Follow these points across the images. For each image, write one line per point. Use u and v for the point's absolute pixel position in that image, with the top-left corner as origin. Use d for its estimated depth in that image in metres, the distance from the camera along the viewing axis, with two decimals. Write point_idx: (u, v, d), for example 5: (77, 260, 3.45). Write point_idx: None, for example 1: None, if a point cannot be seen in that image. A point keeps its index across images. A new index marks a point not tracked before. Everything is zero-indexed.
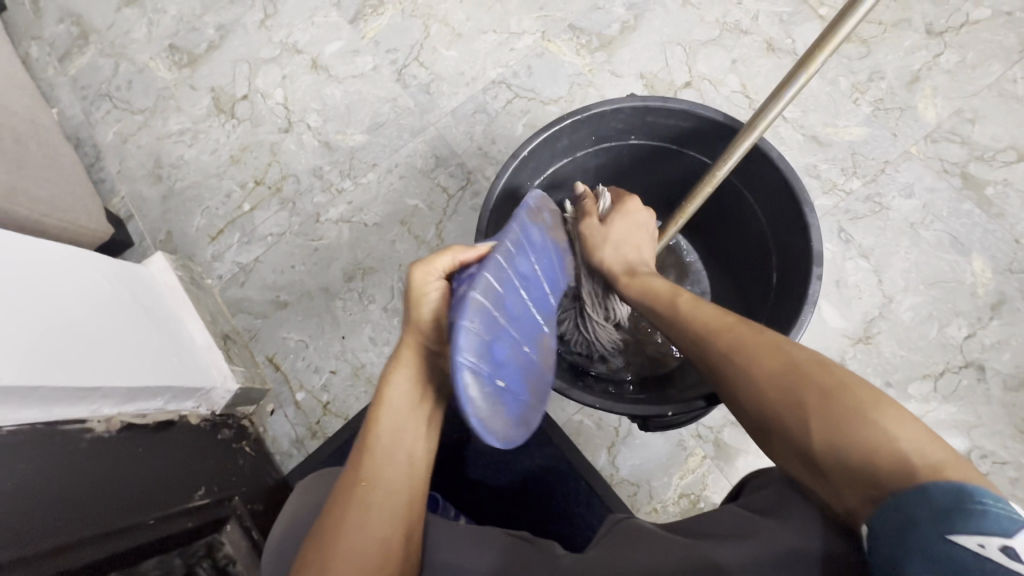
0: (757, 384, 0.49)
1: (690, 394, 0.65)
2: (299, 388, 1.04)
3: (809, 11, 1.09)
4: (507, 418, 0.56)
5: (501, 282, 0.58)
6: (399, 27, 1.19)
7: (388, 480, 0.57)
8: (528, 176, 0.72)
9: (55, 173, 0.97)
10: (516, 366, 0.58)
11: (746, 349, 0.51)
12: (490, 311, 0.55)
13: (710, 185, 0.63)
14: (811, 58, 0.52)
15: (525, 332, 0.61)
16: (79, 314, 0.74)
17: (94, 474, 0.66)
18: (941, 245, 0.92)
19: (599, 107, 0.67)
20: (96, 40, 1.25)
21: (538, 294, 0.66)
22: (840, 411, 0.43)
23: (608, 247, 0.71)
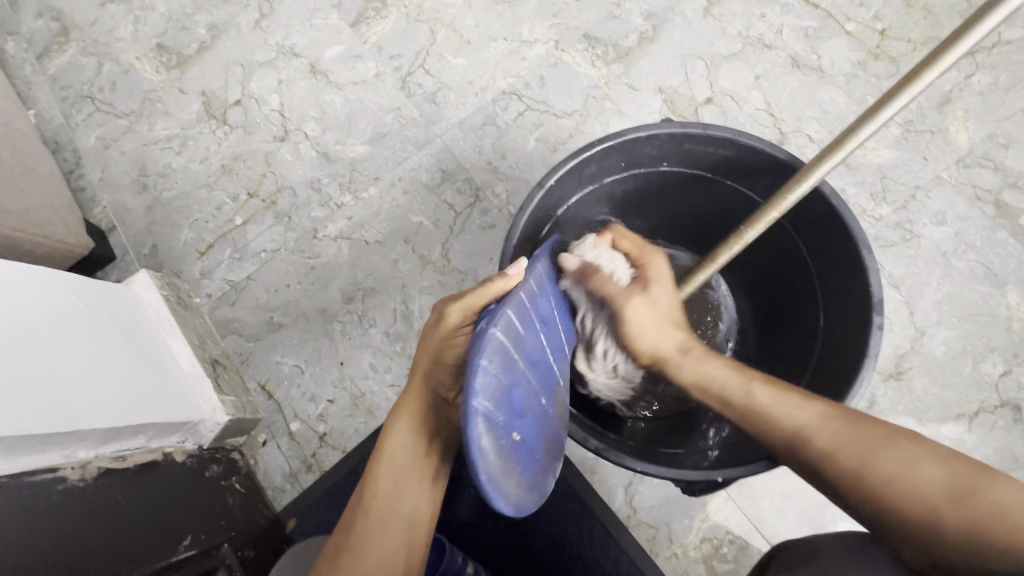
0: (885, 493, 0.47)
1: (735, 459, 0.60)
2: (294, 417, 0.97)
3: (836, 25, 1.05)
4: (517, 479, 0.51)
5: (524, 320, 0.53)
6: (404, 31, 1.12)
7: (378, 544, 0.56)
8: (552, 204, 0.67)
9: (29, 182, 0.89)
10: (529, 415, 0.53)
11: (861, 450, 0.49)
12: (509, 354, 0.50)
13: (778, 211, 0.55)
14: (918, 78, 0.45)
15: (541, 381, 0.57)
16: (53, 346, 0.67)
17: (65, 529, 0.59)
18: (975, 275, 0.88)
19: (633, 132, 0.63)
20: (78, 37, 1.17)
21: (556, 335, 0.61)
22: (973, 516, 0.44)
23: (651, 329, 0.60)
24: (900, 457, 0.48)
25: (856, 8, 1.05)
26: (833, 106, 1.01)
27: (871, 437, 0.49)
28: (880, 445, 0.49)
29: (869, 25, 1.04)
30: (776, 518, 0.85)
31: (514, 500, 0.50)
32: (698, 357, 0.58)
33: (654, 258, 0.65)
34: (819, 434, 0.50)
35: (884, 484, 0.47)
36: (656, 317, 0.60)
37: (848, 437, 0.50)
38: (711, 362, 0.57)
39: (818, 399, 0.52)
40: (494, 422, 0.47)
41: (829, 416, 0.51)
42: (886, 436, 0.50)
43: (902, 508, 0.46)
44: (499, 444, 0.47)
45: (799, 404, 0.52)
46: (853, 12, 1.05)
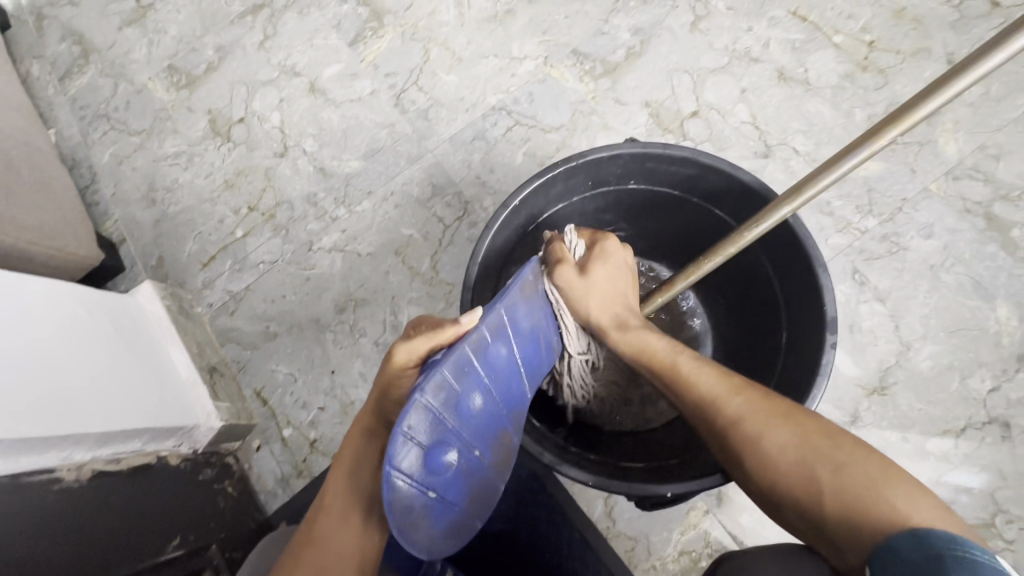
0: (775, 459, 0.50)
1: (685, 472, 0.63)
2: (287, 424, 1.01)
3: (823, 39, 1.06)
4: (429, 530, 0.53)
5: (463, 378, 0.53)
6: (400, 49, 1.16)
7: (336, 543, 0.58)
8: (521, 223, 0.72)
9: (45, 198, 0.94)
10: (456, 471, 0.55)
11: (760, 419, 0.53)
12: (435, 413, 0.50)
13: (735, 245, 0.58)
14: (880, 135, 0.47)
15: (478, 432, 0.57)
16: (57, 352, 0.72)
17: (60, 527, 0.62)
18: (963, 289, 0.90)
19: (595, 153, 0.67)
20: (96, 60, 1.24)
21: (510, 380, 0.61)
22: (850, 483, 0.46)
23: (591, 298, 0.65)
24: (791, 430, 0.51)
25: (844, 21, 1.07)
26: (819, 118, 1.03)
27: (774, 410, 0.53)
28: (777, 415, 0.53)
29: (857, 37, 1.06)
30: (756, 531, 0.86)
31: (424, 548, 0.53)
32: (634, 330, 0.64)
33: (605, 240, 0.70)
34: (728, 403, 0.55)
35: (774, 452, 0.51)
36: (600, 284, 0.66)
37: (749, 407, 0.54)
38: (650, 334, 0.63)
39: (736, 377, 0.57)
40: (412, 480, 0.49)
41: (739, 390, 0.56)
42: (788, 411, 0.53)
43: (787, 471, 0.50)
44: (415, 500, 0.50)
45: (714, 378, 0.57)
46: (841, 24, 1.07)
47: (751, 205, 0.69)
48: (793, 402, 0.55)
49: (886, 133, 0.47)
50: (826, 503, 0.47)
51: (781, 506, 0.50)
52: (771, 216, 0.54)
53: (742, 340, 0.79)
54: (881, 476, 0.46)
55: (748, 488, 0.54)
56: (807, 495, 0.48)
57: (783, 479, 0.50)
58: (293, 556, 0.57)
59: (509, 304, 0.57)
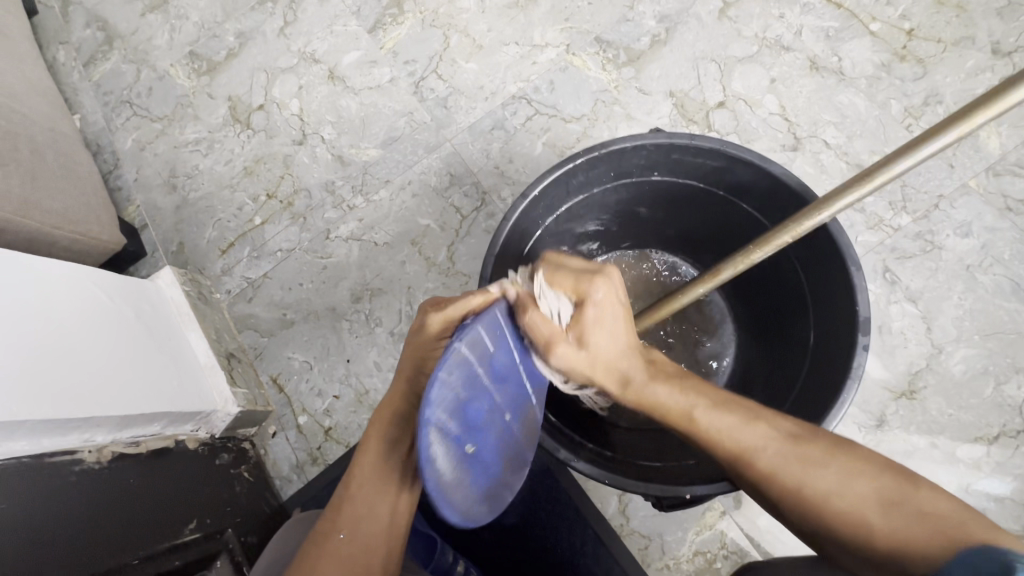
0: (818, 507, 0.49)
1: (706, 473, 0.62)
2: (302, 411, 1.01)
3: (859, 26, 1.02)
4: (465, 491, 0.52)
5: (495, 338, 0.54)
6: (420, 36, 1.14)
7: (364, 532, 0.59)
8: (540, 214, 0.70)
9: (69, 183, 0.95)
10: (488, 429, 0.55)
11: (795, 463, 0.51)
12: (470, 369, 0.51)
13: (767, 248, 0.56)
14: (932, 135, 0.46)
15: (508, 399, 0.58)
16: (80, 336, 0.72)
17: (80, 508, 0.63)
18: (1001, 291, 0.87)
19: (619, 143, 0.65)
20: (120, 46, 1.25)
21: (535, 350, 0.62)
22: (901, 526, 0.46)
23: (593, 362, 0.60)
24: (828, 471, 0.50)
25: (882, 7, 1.02)
26: (852, 110, 0.99)
27: (806, 454, 0.51)
28: (812, 459, 0.51)
29: (896, 24, 1.01)
30: (774, 534, 0.84)
31: (462, 511, 0.52)
32: (645, 381, 0.59)
33: (592, 288, 0.58)
34: (758, 450, 0.53)
35: (820, 501, 0.49)
36: (596, 349, 0.59)
37: (782, 450, 0.52)
38: (659, 386, 0.59)
39: (761, 418, 0.55)
40: (446, 434, 0.49)
41: (767, 437, 0.53)
42: (821, 452, 0.52)
43: (836, 520, 0.49)
44: (450, 455, 0.50)
45: (739, 424, 0.54)
46: (878, 11, 1.02)
47: (780, 201, 0.67)
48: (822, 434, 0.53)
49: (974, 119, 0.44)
50: (882, 551, 0.46)
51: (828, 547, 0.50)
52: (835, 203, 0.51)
53: (768, 337, 0.78)
54: (928, 511, 0.46)
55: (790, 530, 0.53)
56: (863, 543, 0.48)
57: (830, 523, 0.49)
58: (320, 542, 0.59)
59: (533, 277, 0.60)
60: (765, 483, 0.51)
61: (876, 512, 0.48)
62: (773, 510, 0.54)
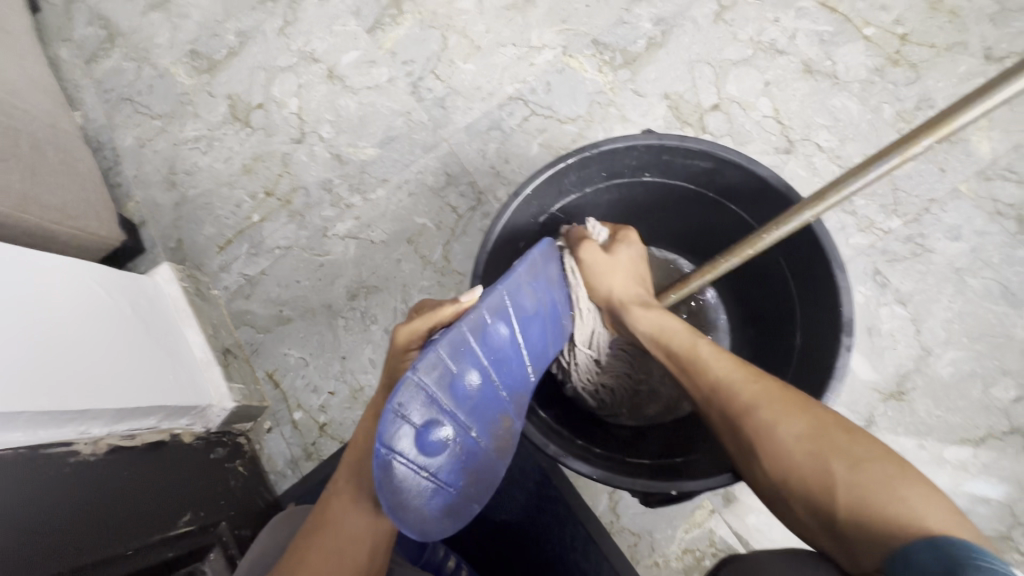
0: (788, 454, 0.50)
1: (693, 472, 0.63)
2: (297, 407, 1.02)
3: (853, 30, 1.03)
4: (425, 509, 0.54)
5: (458, 358, 0.53)
6: (418, 37, 1.15)
7: (349, 527, 0.59)
8: (532, 212, 0.71)
9: (69, 178, 0.96)
10: (450, 452, 0.55)
11: (774, 408, 0.53)
12: (427, 390, 0.51)
13: (752, 248, 0.57)
14: (914, 142, 0.47)
15: (474, 415, 0.57)
16: (77, 329, 0.73)
17: (74, 500, 0.64)
18: (990, 294, 0.88)
19: (610, 144, 0.66)
20: (121, 44, 1.26)
21: (511, 360, 0.60)
22: (865, 480, 0.46)
23: (616, 273, 0.69)
24: (804, 422, 0.51)
25: (875, 13, 1.04)
26: (845, 114, 1.00)
27: (788, 400, 0.53)
28: (791, 407, 0.53)
29: (889, 29, 1.03)
30: (763, 533, 0.85)
31: (418, 528, 0.54)
32: (657, 309, 0.65)
33: (624, 231, 0.73)
34: (742, 388, 0.55)
35: (790, 446, 0.50)
36: (620, 266, 0.69)
37: (764, 395, 0.54)
38: (670, 317, 0.65)
39: (750, 364, 0.58)
40: (400, 454, 0.51)
41: (756, 375, 0.56)
42: (801, 404, 0.53)
43: (801, 463, 0.50)
44: (406, 476, 0.52)
45: (731, 363, 0.58)
46: (872, 16, 1.04)
47: (768, 203, 0.68)
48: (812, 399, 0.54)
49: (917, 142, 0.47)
50: (840, 500, 0.47)
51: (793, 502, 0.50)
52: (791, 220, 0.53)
53: (758, 338, 0.78)
54: (897, 474, 0.46)
55: (754, 478, 0.54)
56: (821, 491, 0.48)
57: (799, 474, 0.49)
58: (307, 537, 0.59)
59: (511, 287, 0.56)
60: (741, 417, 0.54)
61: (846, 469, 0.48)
62: (739, 454, 0.55)
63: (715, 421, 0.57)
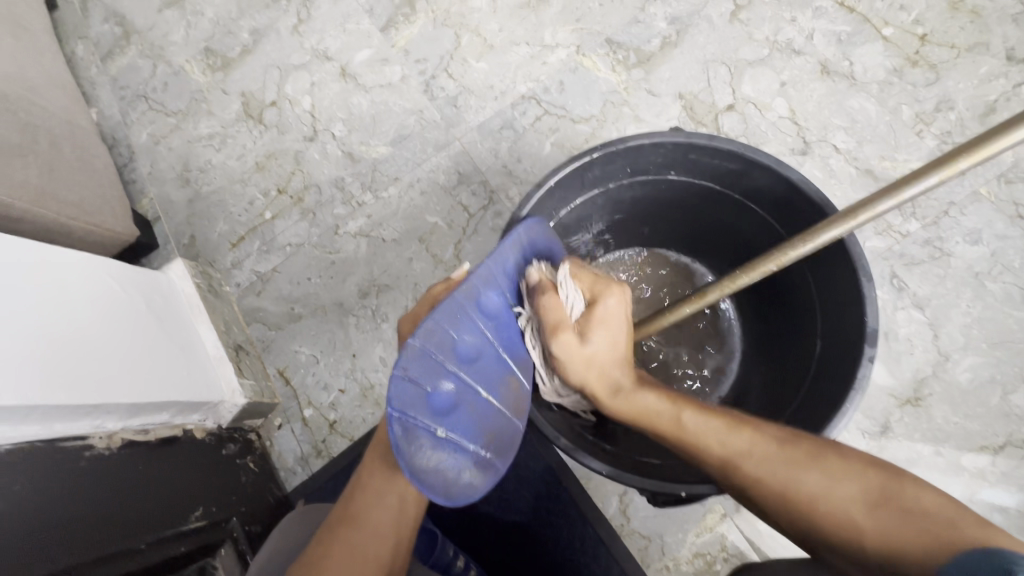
0: (812, 515, 0.49)
1: (701, 470, 0.62)
2: (308, 404, 1.03)
3: (871, 31, 1.02)
4: (449, 470, 0.54)
5: (454, 321, 0.55)
6: (431, 35, 1.15)
7: (374, 516, 0.60)
8: (554, 206, 0.71)
9: (85, 175, 0.97)
10: (461, 410, 0.56)
11: (782, 470, 0.51)
12: (427, 352, 0.52)
13: (775, 263, 0.55)
14: (953, 164, 0.45)
15: (481, 376, 0.58)
16: (93, 325, 0.74)
17: (89, 493, 0.65)
18: (1009, 299, 0.87)
19: (637, 140, 0.66)
20: (136, 41, 1.27)
21: (511, 325, 0.61)
22: (891, 531, 0.46)
23: (589, 366, 0.57)
24: (815, 476, 0.50)
25: (894, 13, 1.02)
26: (862, 115, 0.99)
27: (792, 459, 0.51)
28: (798, 463, 0.51)
29: (908, 30, 1.01)
30: (775, 538, 0.84)
31: (445, 491, 0.53)
32: (632, 395, 0.58)
33: (605, 293, 0.59)
34: (744, 457, 0.52)
35: (809, 501, 0.50)
36: (591, 358, 0.57)
37: (768, 458, 0.52)
38: (649, 395, 0.58)
39: (744, 423, 0.55)
40: (412, 420, 0.51)
41: (752, 445, 0.53)
42: (806, 456, 0.51)
43: (824, 518, 0.49)
44: (422, 437, 0.52)
45: (726, 433, 0.54)
46: (891, 16, 1.02)
47: (795, 207, 0.67)
48: (810, 438, 0.53)
49: (957, 167, 0.45)
50: (870, 550, 0.46)
51: (827, 555, 0.50)
52: (819, 237, 0.51)
53: (774, 345, 0.77)
54: (917, 510, 0.46)
55: (781, 531, 0.53)
56: (849, 543, 0.48)
57: (828, 531, 0.48)
58: (331, 529, 0.59)
59: (496, 256, 0.58)
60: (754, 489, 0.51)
61: (871, 516, 0.47)
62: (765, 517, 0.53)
63: (728, 490, 0.54)
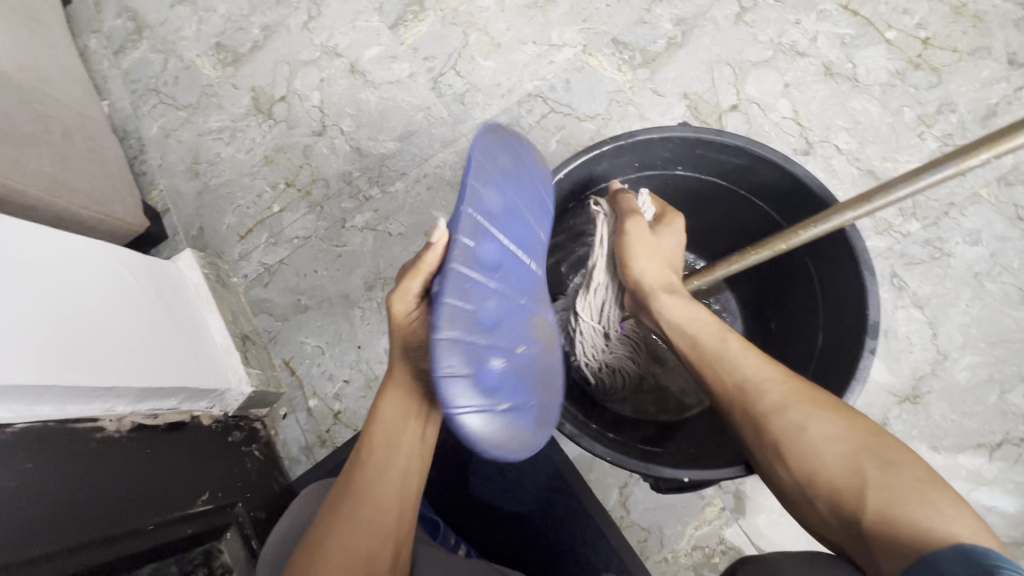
0: (819, 453, 0.51)
1: (705, 460, 0.64)
2: (312, 394, 1.04)
3: (875, 34, 1.04)
4: (514, 435, 0.54)
5: (469, 295, 0.48)
6: (440, 33, 1.17)
7: (377, 493, 0.61)
8: (562, 198, 0.72)
9: (97, 165, 0.99)
10: (507, 378, 0.53)
11: (802, 408, 0.53)
12: (464, 343, 0.47)
13: (785, 243, 0.57)
14: (973, 154, 0.45)
15: (512, 333, 0.55)
16: (105, 309, 0.75)
17: (99, 474, 0.66)
18: (1009, 299, 0.88)
19: (646, 134, 0.67)
20: (149, 36, 1.29)
21: (515, 270, 0.56)
22: (895, 484, 0.47)
23: (653, 256, 0.66)
24: (833, 421, 0.52)
25: (898, 17, 1.04)
26: (865, 116, 1.00)
27: (816, 401, 0.53)
28: (821, 408, 0.53)
29: (912, 33, 1.03)
30: (773, 532, 0.85)
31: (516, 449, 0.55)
32: (685, 300, 0.64)
33: (672, 215, 0.71)
34: (769, 389, 0.55)
35: (822, 446, 0.51)
36: (655, 249, 0.67)
37: (793, 397, 0.54)
38: (698, 309, 0.63)
39: (779, 364, 0.57)
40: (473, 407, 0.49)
41: (785, 377, 0.55)
42: (830, 406, 0.53)
43: (834, 463, 0.50)
44: (484, 419, 0.51)
45: (758, 362, 0.57)
46: (895, 20, 1.04)
47: (799, 202, 0.69)
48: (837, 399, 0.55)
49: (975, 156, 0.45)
50: (869, 502, 0.47)
51: (815, 503, 0.51)
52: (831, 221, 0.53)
53: (776, 339, 0.79)
54: (927, 479, 0.48)
55: (775, 478, 0.54)
56: (848, 493, 0.49)
57: (829, 476, 0.50)
58: (334, 506, 0.60)
59: (472, 197, 0.49)
60: (769, 416, 0.53)
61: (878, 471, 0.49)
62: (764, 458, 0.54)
63: (739, 422, 0.56)
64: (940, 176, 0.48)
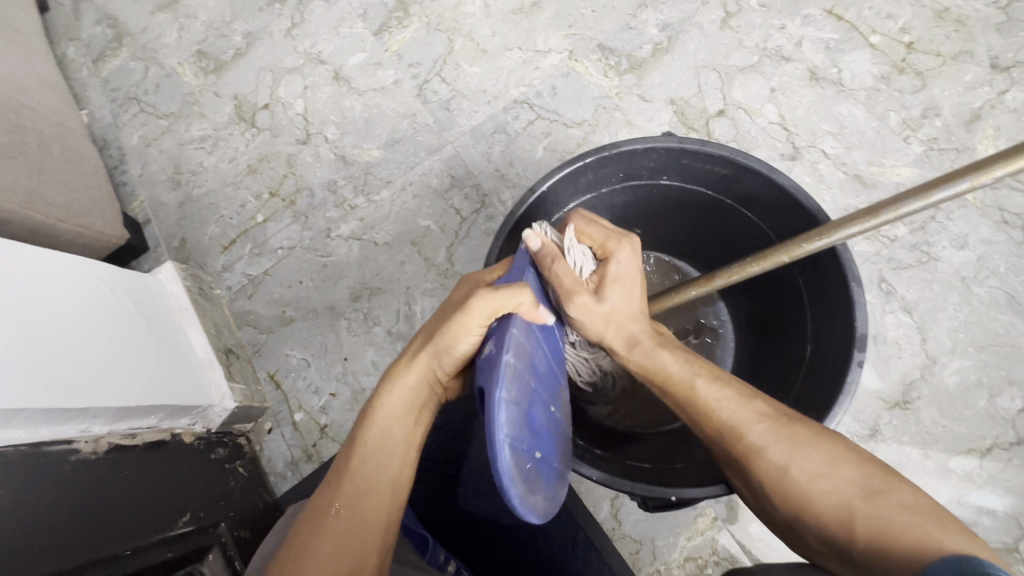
0: (804, 489, 0.50)
1: (691, 476, 0.63)
2: (298, 408, 1.02)
3: (859, 38, 1.04)
4: (542, 494, 0.54)
5: (528, 343, 0.54)
6: (424, 40, 1.16)
7: (366, 499, 0.55)
8: (548, 206, 0.72)
9: (74, 176, 0.96)
10: (545, 431, 0.56)
11: (785, 446, 0.51)
12: (518, 376, 0.51)
13: (787, 255, 0.55)
14: (986, 171, 0.42)
15: (550, 389, 0.59)
16: (81, 328, 0.73)
17: (75, 498, 0.64)
18: (996, 303, 0.88)
19: (630, 145, 0.66)
20: (129, 43, 1.26)
21: (553, 332, 0.62)
22: (883, 513, 0.47)
23: (610, 321, 0.61)
24: (818, 456, 0.51)
25: (882, 21, 1.04)
26: (851, 121, 1.00)
27: (798, 436, 0.52)
28: (803, 441, 0.52)
29: (895, 38, 1.03)
30: (766, 542, 0.84)
31: (543, 512, 0.54)
32: (652, 350, 0.60)
33: (618, 250, 0.61)
34: (749, 429, 0.53)
35: (807, 481, 0.50)
36: (608, 313, 0.61)
37: (774, 437, 0.52)
38: (669, 354, 0.60)
39: (758, 398, 0.55)
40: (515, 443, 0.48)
41: (764, 415, 0.54)
42: (815, 438, 0.52)
43: (819, 497, 0.49)
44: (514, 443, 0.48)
45: (738, 399, 0.55)
46: (878, 24, 1.04)
47: (787, 213, 0.68)
48: (818, 424, 0.54)
49: (990, 173, 0.42)
50: (858, 533, 0.47)
51: (805, 535, 0.51)
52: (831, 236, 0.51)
53: (764, 349, 0.78)
54: (916, 503, 0.47)
55: (764, 509, 0.54)
56: (836, 527, 0.48)
57: (816, 510, 0.49)
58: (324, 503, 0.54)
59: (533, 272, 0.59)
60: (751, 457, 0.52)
61: (866, 501, 0.48)
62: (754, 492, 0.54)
63: (724, 459, 0.55)
64: (951, 193, 0.45)
